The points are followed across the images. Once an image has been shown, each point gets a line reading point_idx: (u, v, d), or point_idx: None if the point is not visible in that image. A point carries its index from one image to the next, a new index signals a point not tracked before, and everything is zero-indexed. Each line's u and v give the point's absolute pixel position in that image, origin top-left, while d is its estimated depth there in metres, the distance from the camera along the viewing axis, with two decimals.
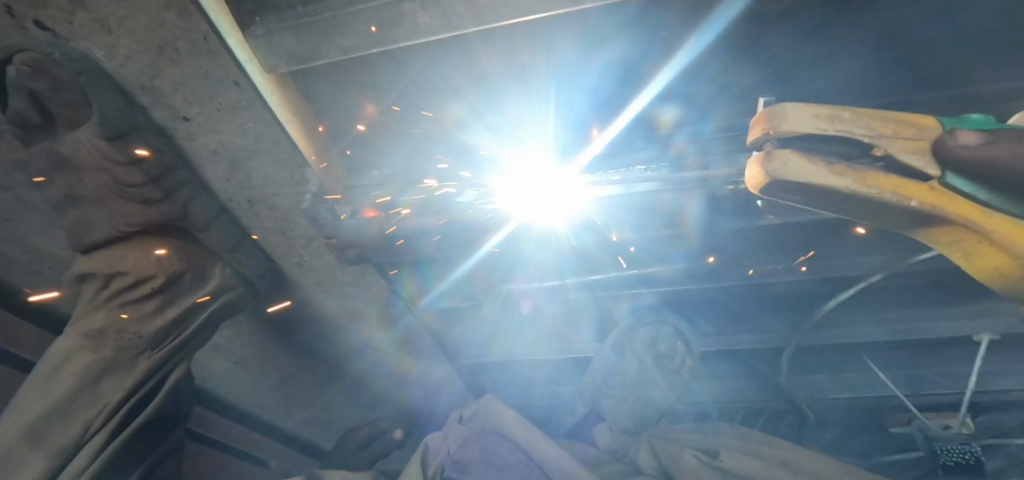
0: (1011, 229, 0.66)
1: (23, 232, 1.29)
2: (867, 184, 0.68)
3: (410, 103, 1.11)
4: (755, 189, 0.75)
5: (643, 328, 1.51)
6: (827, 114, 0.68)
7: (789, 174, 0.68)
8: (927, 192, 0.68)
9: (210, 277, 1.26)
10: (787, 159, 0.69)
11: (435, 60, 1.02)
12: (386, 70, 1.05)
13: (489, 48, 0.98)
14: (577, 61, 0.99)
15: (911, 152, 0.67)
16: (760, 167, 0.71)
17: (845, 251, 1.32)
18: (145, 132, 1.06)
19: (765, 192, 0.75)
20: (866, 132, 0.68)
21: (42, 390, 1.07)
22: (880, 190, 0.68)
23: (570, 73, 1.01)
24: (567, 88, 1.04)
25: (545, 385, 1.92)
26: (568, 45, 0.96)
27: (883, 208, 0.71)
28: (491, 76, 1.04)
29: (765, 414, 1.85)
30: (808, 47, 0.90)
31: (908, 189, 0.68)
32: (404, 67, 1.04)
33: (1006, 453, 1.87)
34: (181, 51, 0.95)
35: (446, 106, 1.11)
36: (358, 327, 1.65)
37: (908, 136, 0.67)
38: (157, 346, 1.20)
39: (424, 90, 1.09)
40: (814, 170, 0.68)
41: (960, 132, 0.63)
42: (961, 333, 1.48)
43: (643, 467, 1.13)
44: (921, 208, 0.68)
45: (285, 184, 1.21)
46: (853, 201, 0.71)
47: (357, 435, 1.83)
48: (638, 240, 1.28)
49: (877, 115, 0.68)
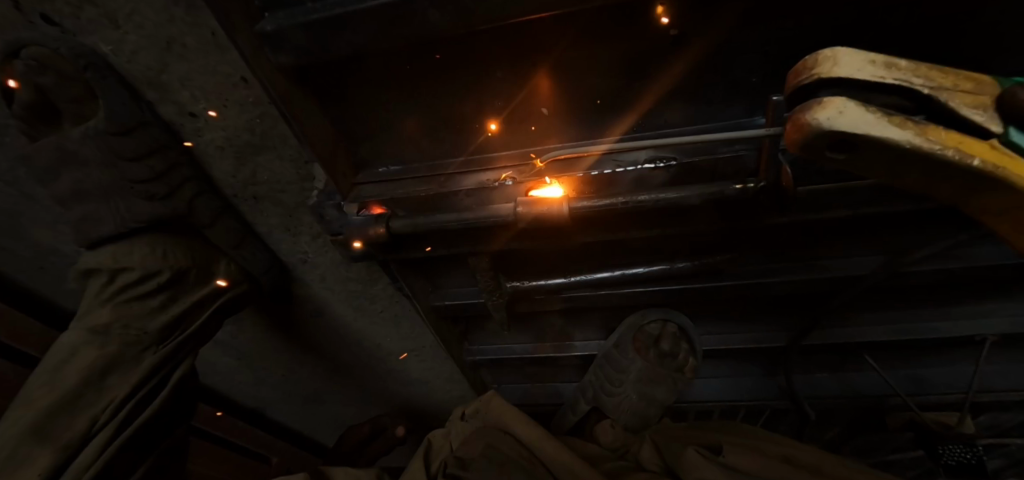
0: None
1: (27, 227, 1.28)
2: (928, 137, 0.51)
3: (414, 104, 1.12)
4: (788, 149, 0.56)
5: (650, 325, 1.50)
6: (881, 60, 0.53)
7: (847, 124, 0.49)
8: (988, 150, 0.52)
9: (215, 273, 1.29)
10: (842, 104, 0.50)
11: (443, 59, 1.02)
12: (395, 69, 1.05)
13: (489, 50, 0.99)
14: (584, 61, 1.00)
15: (972, 108, 0.54)
16: (806, 114, 0.51)
17: (847, 251, 1.33)
18: (151, 128, 1.06)
19: (801, 153, 0.55)
20: (926, 83, 0.53)
21: (47, 385, 1.07)
22: (941, 146, 0.51)
23: (569, 75, 1.03)
24: (566, 89, 1.06)
25: (547, 382, 1.93)
26: (567, 47, 0.97)
27: (932, 175, 0.54)
28: (498, 75, 1.04)
29: (765, 412, 1.86)
30: (815, 46, 0.91)
31: (968, 145, 0.52)
32: (412, 65, 1.04)
33: (1003, 452, 1.90)
34: (189, 46, 0.94)
35: (450, 107, 1.12)
36: (362, 325, 1.65)
37: (967, 90, 0.54)
38: (162, 342, 1.21)
39: (432, 89, 1.08)
40: (876, 119, 0.50)
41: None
42: (960, 333, 1.51)
43: (646, 463, 1.14)
44: (984, 170, 0.51)
45: (291, 181, 1.21)
46: (904, 166, 0.54)
47: (360, 431, 1.81)
48: (642, 236, 1.31)
49: (936, 68, 0.54)
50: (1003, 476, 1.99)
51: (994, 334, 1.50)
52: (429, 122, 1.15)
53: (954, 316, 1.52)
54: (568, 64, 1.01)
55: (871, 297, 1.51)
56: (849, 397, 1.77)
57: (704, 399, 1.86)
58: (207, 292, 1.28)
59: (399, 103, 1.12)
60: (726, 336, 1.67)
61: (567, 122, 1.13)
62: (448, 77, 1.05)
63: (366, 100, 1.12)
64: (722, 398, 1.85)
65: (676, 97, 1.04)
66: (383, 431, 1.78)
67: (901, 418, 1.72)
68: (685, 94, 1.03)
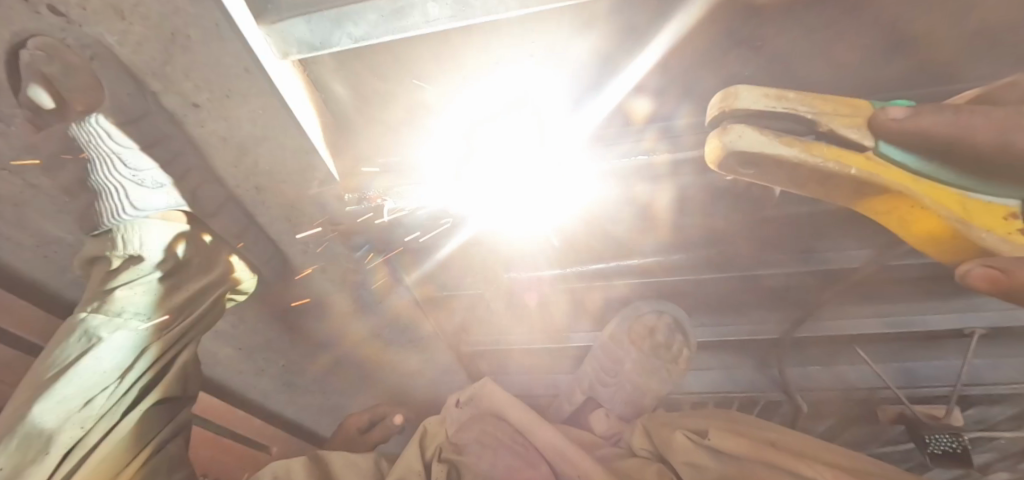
0: (936, 194, 0.68)
1: (30, 216, 1.27)
2: (813, 153, 0.67)
3: (409, 93, 1.14)
4: (712, 166, 0.73)
5: (646, 312, 1.57)
6: (773, 94, 0.71)
7: (745, 144, 0.67)
8: (865, 161, 0.68)
9: (219, 263, 1.24)
10: (741, 130, 0.67)
11: (447, 50, 1.04)
12: (393, 61, 1.07)
13: (486, 41, 1.01)
14: (584, 54, 1.03)
15: (850, 127, 0.69)
16: (717, 139, 0.69)
17: (838, 244, 1.36)
18: (156, 118, 1.09)
19: (723, 168, 0.72)
20: (810, 110, 0.70)
21: (49, 369, 1.00)
22: (825, 159, 0.67)
23: (557, 62, 1.05)
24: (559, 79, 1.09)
25: (545, 373, 1.97)
26: (561, 37, 1.00)
27: (826, 182, 0.70)
28: (501, 66, 1.07)
29: (760, 404, 1.88)
30: (801, 41, 0.94)
31: (848, 158, 0.68)
32: (412, 56, 1.06)
33: (993, 446, 1.93)
34: (193, 37, 0.96)
35: (447, 96, 1.14)
36: (362, 315, 1.67)
37: (845, 113, 0.70)
38: (165, 328, 1.13)
39: (433, 81, 1.11)
40: (768, 140, 0.67)
41: (891, 108, 0.67)
42: (952, 326, 1.54)
43: (636, 448, 1.17)
44: (861, 176, 0.67)
45: (292, 171, 1.23)
46: (802, 175, 0.70)
47: (357, 420, 1.80)
48: (629, 229, 1.36)
49: (816, 97, 0.71)
50: (992, 468, 2.02)
51: (984, 327, 1.53)
52: (425, 111, 1.18)
53: (946, 310, 1.55)
54: (561, 54, 1.03)
55: (864, 290, 1.53)
56: (842, 389, 1.79)
57: (699, 391, 1.89)
58: (210, 280, 1.21)
59: (398, 92, 1.14)
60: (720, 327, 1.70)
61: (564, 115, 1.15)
62: (445, 66, 1.07)
63: (366, 90, 1.15)
64: (716, 389, 1.88)
65: (671, 89, 1.07)
66: (382, 421, 1.80)
67: (893, 411, 1.74)
68: (680, 87, 1.06)
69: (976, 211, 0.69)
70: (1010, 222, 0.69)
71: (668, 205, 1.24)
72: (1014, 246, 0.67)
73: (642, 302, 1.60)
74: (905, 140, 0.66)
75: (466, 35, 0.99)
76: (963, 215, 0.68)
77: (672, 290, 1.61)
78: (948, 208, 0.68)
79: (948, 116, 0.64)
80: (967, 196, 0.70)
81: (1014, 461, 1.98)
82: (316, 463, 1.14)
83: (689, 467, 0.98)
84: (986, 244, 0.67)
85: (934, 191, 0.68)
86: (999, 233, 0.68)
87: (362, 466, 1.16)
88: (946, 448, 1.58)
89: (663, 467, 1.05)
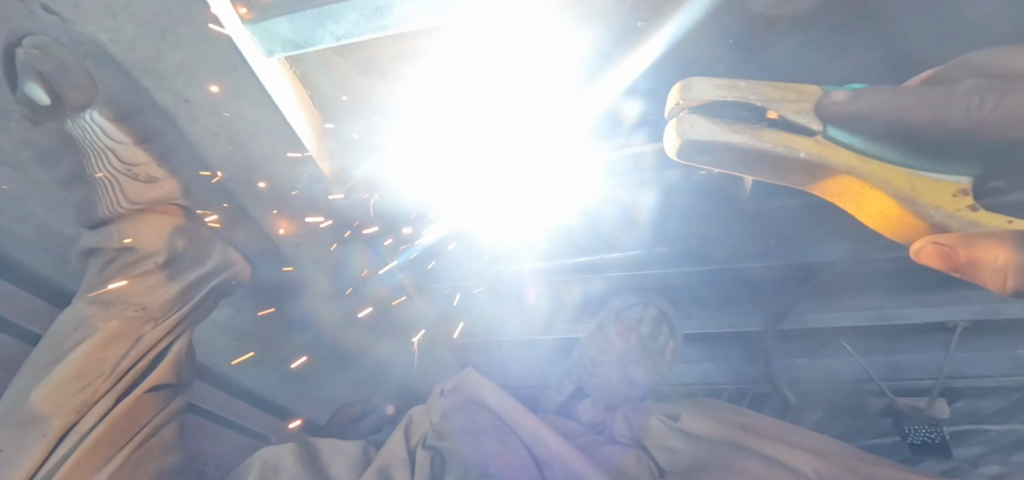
0: (886, 174, 0.74)
1: (32, 208, 1.30)
2: (760, 138, 0.76)
3: (400, 85, 1.16)
4: (673, 154, 0.83)
5: (630, 308, 1.58)
6: (725, 85, 0.80)
7: (697, 131, 0.76)
8: (814, 144, 0.75)
9: (211, 254, 1.26)
10: (695, 120, 0.77)
11: (443, 45, 1.06)
12: (388, 52, 1.09)
13: (484, 34, 1.03)
14: (580, 52, 1.06)
15: (797, 112, 0.77)
16: (674, 130, 0.79)
17: (817, 238, 1.40)
18: (148, 114, 1.12)
19: (682, 155, 0.82)
20: (759, 97, 0.78)
21: (51, 355, 1.02)
22: (772, 143, 0.75)
23: (553, 54, 1.07)
24: (553, 70, 1.11)
25: (535, 366, 2.00)
26: (559, 31, 1.02)
27: (777, 163, 0.78)
28: (497, 61, 1.09)
29: (748, 396, 1.90)
30: (772, 40, 0.97)
31: (797, 141, 0.75)
32: (404, 50, 1.08)
33: (980, 439, 1.94)
34: (182, 35, 0.99)
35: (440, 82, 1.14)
36: (353, 306, 1.70)
37: (792, 99, 0.78)
38: (161, 317, 1.15)
39: (429, 76, 1.13)
40: (718, 129, 0.76)
41: (835, 92, 0.74)
42: (935, 319, 1.55)
43: (617, 435, 1.21)
44: (810, 158, 0.75)
45: (283, 166, 1.27)
46: (754, 157, 0.78)
47: (353, 409, 1.85)
48: (614, 223, 1.42)
49: (765, 86, 0.79)
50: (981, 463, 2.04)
51: (967, 321, 1.53)
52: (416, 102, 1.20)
53: (928, 303, 1.57)
54: (554, 50, 1.06)
55: (848, 281, 1.56)
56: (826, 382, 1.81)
57: (687, 382, 1.91)
58: (206, 272, 1.23)
59: (383, 88, 1.18)
60: (705, 320, 1.73)
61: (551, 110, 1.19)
62: (441, 56, 1.09)
63: (353, 91, 1.19)
64: (705, 381, 1.90)
65: (660, 91, 1.11)
66: (375, 411, 1.82)
67: (880, 404, 1.74)
68: (658, 83, 1.10)
69: (926, 190, 0.73)
70: (959, 199, 0.72)
71: (650, 204, 1.33)
72: (961, 222, 0.72)
73: (617, 299, 1.63)
74: (847, 121, 0.73)
75: (466, 31, 1.02)
76: (911, 194, 0.73)
77: (663, 285, 1.65)
78: (897, 189, 0.74)
79: (886, 97, 0.69)
80: (918, 175, 0.73)
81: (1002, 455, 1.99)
82: (306, 451, 1.17)
83: (662, 449, 1.04)
84: (935, 221, 0.73)
85: (883, 171, 0.74)
86: (948, 210, 0.72)
87: (351, 451, 1.20)
88: (925, 439, 1.58)
89: (640, 452, 1.10)
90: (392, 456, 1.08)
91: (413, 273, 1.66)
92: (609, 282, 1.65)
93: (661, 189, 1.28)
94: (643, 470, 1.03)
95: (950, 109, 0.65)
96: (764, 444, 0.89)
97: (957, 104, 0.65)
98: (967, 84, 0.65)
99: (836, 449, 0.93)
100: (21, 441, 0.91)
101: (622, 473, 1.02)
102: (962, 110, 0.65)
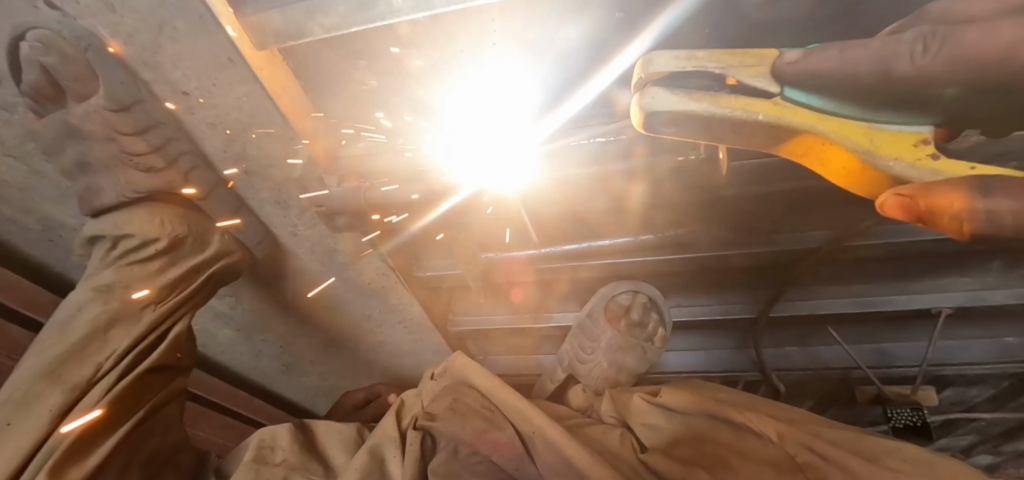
0: (843, 128, 0.74)
1: (37, 199, 1.35)
2: (720, 104, 0.76)
3: (393, 71, 1.18)
4: (639, 127, 0.85)
5: (620, 295, 1.59)
6: (684, 56, 0.83)
7: (657, 102, 0.78)
8: (772, 106, 0.76)
9: (212, 241, 1.32)
10: (656, 91, 0.79)
11: (437, 30, 1.08)
12: (382, 37, 1.09)
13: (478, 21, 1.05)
14: (573, 40, 1.08)
15: (755, 76, 0.78)
16: (637, 103, 0.81)
17: (799, 226, 1.44)
18: (148, 106, 1.16)
19: (649, 127, 0.84)
20: (716, 65, 0.81)
21: (57, 338, 1.08)
22: (733, 108, 0.76)
23: (546, 43, 1.09)
24: (545, 59, 1.13)
25: (530, 354, 2.03)
26: (552, 19, 1.04)
27: (740, 129, 0.78)
28: (490, 46, 1.11)
29: (740, 383, 1.93)
30: (746, 31, 1.01)
31: (756, 105, 0.76)
32: (397, 36, 1.09)
33: (972, 427, 1.96)
34: (179, 28, 1.02)
35: (435, 66, 1.16)
36: (350, 294, 1.74)
37: (750, 64, 0.79)
38: (162, 301, 1.21)
39: (424, 62, 1.15)
40: (680, 97, 0.78)
41: (786, 54, 0.76)
42: (920, 306, 1.58)
43: (604, 416, 1.24)
44: (770, 120, 0.75)
45: (278, 156, 1.30)
46: (718, 125, 0.79)
47: (353, 398, 1.87)
48: (603, 212, 1.46)
49: (724, 54, 0.81)
50: (973, 451, 2.06)
51: (949, 306, 1.56)
52: (411, 84, 1.21)
53: (913, 291, 1.59)
54: (548, 39, 1.08)
55: (834, 269, 1.59)
56: (816, 369, 1.83)
57: (679, 370, 1.94)
58: (205, 258, 1.30)
59: (373, 79, 1.20)
60: (695, 307, 1.76)
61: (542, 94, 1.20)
62: (433, 40, 1.11)
63: (346, 79, 1.21)
64: (697, 368, 1.92)
65: None
66: (377, 399, 1.85)
67: (869, 392, 1.81)
68: None
69: (886, 142, 0.72)
70: (920, 148, 0.72)
71: (640, 196, 1.36)
72: (923, 171, 0.71)
73: (607, 286, 1.65)
74: (801, 81, 0.74)
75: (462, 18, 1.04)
76: (870, 147, 0.72)
77: (652, 273, 1.68)
78: (856, 142, 0.73)
79: (835, 53, 0.70)
80: (876, 128, 0.74)
81: (995, 444, 1.99)
82: (301, 433, 1.21)
83: (645, 427, 1.10)
84: (895, 173, 0.72)
85: (842, 125, 0.74)
86: (908, 160, 0.71)
87: (346, 433, 1.24)
88: (908, 422, 1.71)
89: (624, 431, 1.13)
90: (383, 436, 1.14)
91: (405, 257, 1.64)
92: (602, 270, 1.67)
93: (651, 182, 1.27)
94: (628, 448, 1.07)
95: (894, 58, 0.65)
96: (741, 412, 0.96)
97: (903, 52, 0.65)
98: (913, 34, 0.65)
99: (796, 413, 1.01)
100: (32, 409, 0.98)
101: (608, 451, 1.06)
102: (907, 58, 0.64)
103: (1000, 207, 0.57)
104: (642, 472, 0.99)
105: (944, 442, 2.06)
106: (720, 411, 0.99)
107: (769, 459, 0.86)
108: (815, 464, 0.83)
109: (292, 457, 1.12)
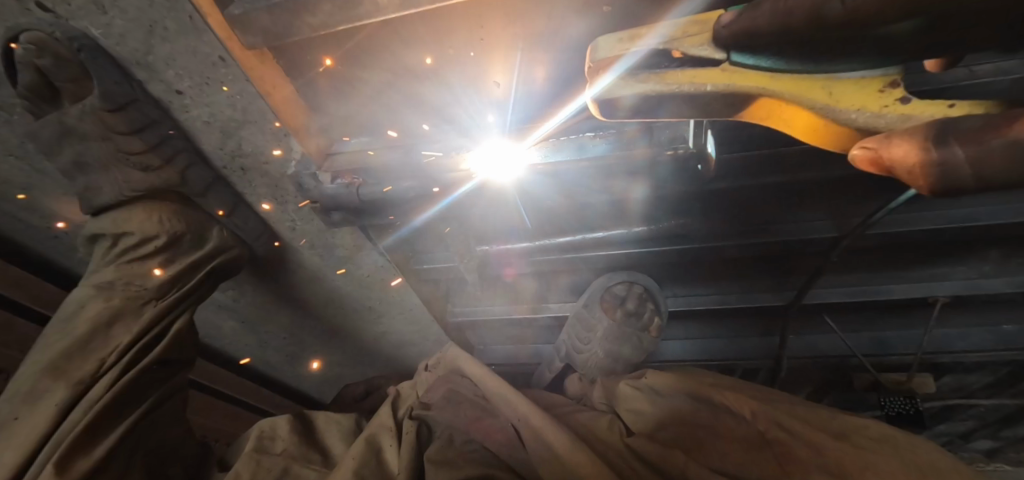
0: (797, 86, 0.69)
1: (39, 198, 1.37)
2: (666, 81, 0.76)
3: (397, 70, 1.20)
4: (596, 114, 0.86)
5: (615, 284, 1.62)
6: (627, 36, 0.81)
7: (602, 91, 0.79)
8: (719, 75, 0.74)
9: (210, 238, 1.36)
10: (601, 80, 0.80)
11: (432, 24, 1.07)
12: (381, 32, 1.10)
13: (477, 18, 1.05)
14: (581, 36, 1.09)
15: (699, 46, 0.75)
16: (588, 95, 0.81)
17: (797, 216, 1.44)
18: (143, 105, 1.17)
19: (605, 113, 0.85)
20: (659, 39, 0.77)
21: (60, 334, 1.11)
22: (680, 84, 0.75)
23: (549, 38, 1.10)
24: (548, 53, 1.14)
25: (529, 343, 2.07)
26: (553, 17, 1.04)
27: (694, 101, 0.77)
28: (488, 40, 1.10)
29: (739, 371, 1.95)
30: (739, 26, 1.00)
31: (703, 76, 0.74)
32: (396, 33, 1.10)
33: (972, 413, 1.97)
34: (169, 28, 1.03)
35: (432, 64, 1.19)
36: (351, 288, 1.76)
37: (693, 33, 0.76)
38: (162, 297, 1.24)
39: (425, 57, 1.16)
40: (627, 85, 0.78)
41: (722, 16, 0.72)
42: (917, 295, 1.57)
43: (597, 403, 1.28)
44: (719, 89, 0.73)
45: (272, 153, 1.30)
46: (672, 100, 0.78)
47: (354, 389, 1.91)
48: (602, 206, 1.47)
49: (668, 27, 0.78)
50: (974, 436, 2.07)
51: (945, 295, 1.56)
52: (411, 80, 1.23)
53: (909, 280, 1.59)
54: (552, 32, 1.08)
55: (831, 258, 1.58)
56: (812, 358, 1.84)
57: (678, 358, 1.96)
58: (204, 255, 1.33)
59: (374, 74, 1.22)
60: (692, 297, 1.77)
61: (548, 86, 1.22)
62: (428, 36, 1.11)
63: (346, 76, 1.23)
64: (695, 357, 1.94)
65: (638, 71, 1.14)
66: (377, 391, 1.88)
67: (866, 379, 1.78)
68: None
69: (847, 93, 0.68)
70: (887, 94, 0.67)
71: (639, 194, 1.36)
72: (895, 118, 0.66)
73: (598, 281, 1.67)
74: (740, 44, 0.70)
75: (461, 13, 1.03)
76: (828, 101, 0.68)
77: (641, 264, 1.69)
78: (813, 99, 0.68)
79: (765, 8, 0.66)
80: (836, 78, 0.69)
81: (994, 428, 2.01)
82: (301, 423, 1.24)
83: (631, 412, 1.12)
84: (859, 125, 0.67)
85: (796, 83, 0.69)
86: (873, 109, 0.66)
87: (344, 424, 1.27)
88: (902, 409, 1.72)
89: (613, 418, 1.15)
90: (379, 426, 1.16)
91: (403, 252, 1.64)
92: (596, 264, 1.70)
93: (652, 181, 1.26)
94: (613, 432, 1.09)
95: (825, 2, 0.59)
96: (727, 393, 0.99)
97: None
98: None
99: (779, 396, 1.02)
100: (37, 406, 1.02)
101: (594, 438, 1.08)
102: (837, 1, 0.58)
103: (956, 157, 0.54)
104: (627, 455, 1.01)
105: (944, 427, 2.08)
106: (700, 389, 1.03)
107: (741, 436, 0.92)
108: (783, 439, 0.86)
109: (293, 448, 1.15)
